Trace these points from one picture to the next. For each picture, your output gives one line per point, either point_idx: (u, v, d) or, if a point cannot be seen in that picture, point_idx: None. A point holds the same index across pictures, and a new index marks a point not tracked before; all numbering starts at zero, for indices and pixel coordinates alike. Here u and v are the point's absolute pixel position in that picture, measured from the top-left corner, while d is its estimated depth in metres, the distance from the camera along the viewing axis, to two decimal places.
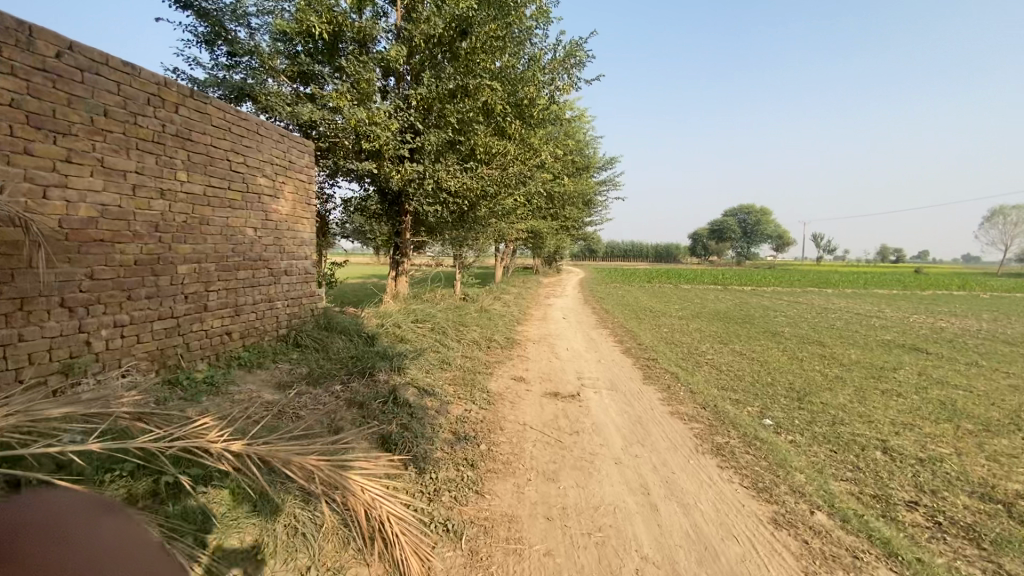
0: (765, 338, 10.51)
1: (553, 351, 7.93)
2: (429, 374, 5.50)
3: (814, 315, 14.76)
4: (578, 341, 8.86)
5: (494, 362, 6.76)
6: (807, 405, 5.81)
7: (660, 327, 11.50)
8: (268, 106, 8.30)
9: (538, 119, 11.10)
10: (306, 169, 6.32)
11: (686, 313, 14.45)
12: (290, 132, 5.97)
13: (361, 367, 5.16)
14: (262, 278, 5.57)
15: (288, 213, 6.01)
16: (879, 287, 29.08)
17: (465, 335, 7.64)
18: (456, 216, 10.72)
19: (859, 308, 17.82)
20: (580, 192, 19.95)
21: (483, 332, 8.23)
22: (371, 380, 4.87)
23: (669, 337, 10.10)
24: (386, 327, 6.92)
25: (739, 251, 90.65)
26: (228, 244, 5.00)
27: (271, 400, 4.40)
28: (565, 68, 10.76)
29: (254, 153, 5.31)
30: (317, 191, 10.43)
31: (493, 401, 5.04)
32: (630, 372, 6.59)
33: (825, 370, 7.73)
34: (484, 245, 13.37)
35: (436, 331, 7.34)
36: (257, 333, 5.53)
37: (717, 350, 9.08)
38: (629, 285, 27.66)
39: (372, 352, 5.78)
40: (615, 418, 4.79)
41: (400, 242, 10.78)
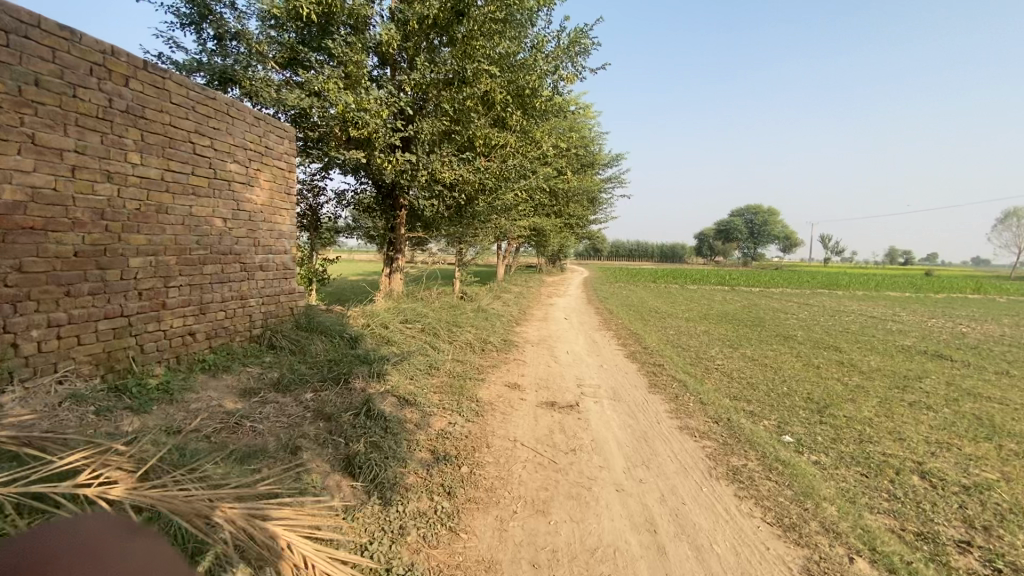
0: (778, 343, 9.96)
1: (553, 354, 7.44)
2: (414, 381, 5.02)
3: (827, 318, 14.15)
4: (580, 343, 8.36)
5: (487, 367, 6.27)
6: (829, 419, 5.29)
7: (666, 329, 10.97)
8: (253, 92, 7.84)
9: (541, 110, 10.57)
10: (285, 156, 5.84)
11: (693, 315, 13.89)
12: (266, 115, 5.50)
13: (336, 372, 4.68)
14: (232, 274, 5.09)
15: (264, 203, 5.53)
16: (890, 290, 28.40)
17: (458, 337, 7.16)
18: (453, 211, 10.23)
19: (873, 311, 17.19)
20: (584, 190, 19.39)
21: (479, 334, 7.73)
22: (346, 388, 4.39)
23: (676, 340, 9.58)
24: (372, 328, 6.45)
25: (746, 251, 89.74)
26: (191, 235, 4.53)
27: (231, 410, 3.93)
28: (570, 57, 10.22)
29: (224, 137, 4.84)
30: (307, 182, 10.15)
31: (483, 412, 4.56)
32: (634, 380, 6.08)
33: (844, 379, 7.19)
34: (483, 243, 12.87)
35: (427, 332, 6.87)
36: (227, 334, 5.06)
37: (727, 355, 8.55)
38: (633, 285, 27.08)
39: (353, 356, 5.31)
40: (617, 433, 4.29)
41: (395, 237, 10.28)
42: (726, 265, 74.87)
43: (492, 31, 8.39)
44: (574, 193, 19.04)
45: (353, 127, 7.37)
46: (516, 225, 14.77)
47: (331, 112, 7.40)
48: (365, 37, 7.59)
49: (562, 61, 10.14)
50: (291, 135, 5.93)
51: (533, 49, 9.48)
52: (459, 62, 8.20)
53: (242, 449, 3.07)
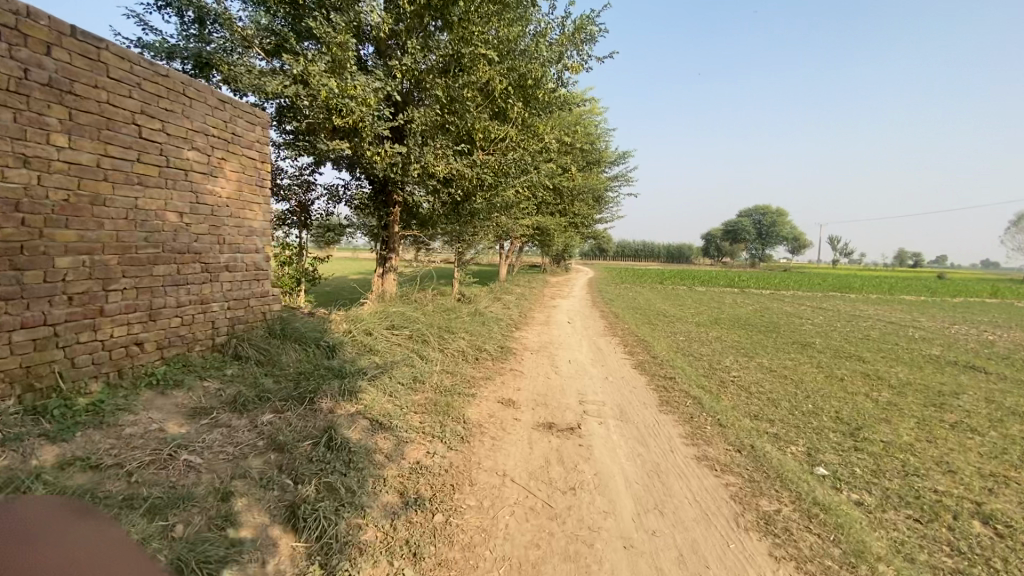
0: (796, 351, 9.30)
1: (553, 364, 6.83)
2: (394, 398, 4.42)
3: (845, 324, 13.44)
4: (583, 351, 7.75)
5: (480, 379, 5.67)
6: (865, 445, 4.64)
7: (675, 335, 10.33)
8: (233, 78, 7.28)
9: (543, 102, 9.96)
10: (255, 145, 5.27)
11: (703, 320, 13.22)
12: (231, 98, 4.93)
13: (302, 388, 4.09)
14: (190, 275, 4.52)
15: (230, 195, 4.95)
16: (903, 294, 27.64)
17: (450, 344, 6.56)
18: (449, 207, 9.62)
19: (890, 316, 16.47)
20: (590, 188, 18.75)
21: (474, 341, 7.12)
22: (311, 410, 3.80)
23: (686, 348, 8.94)
24: (354, 335, 5.85)
25: (753, 252, 88.77)
26: (137, 231, 3.96)
27: (172, 436, 3.34)
28: (575, 45, 9.60)
29: (178, 120, 4.28)
30: (296, 177, 9.60)
31: (468, 437, 3.95)
32: (643, 395, 5.48)
33: (874, 395, 6.53)
34: (483, 242, 12.27)
35: (415, 339, 6.26)
36: (183, 343, 4.48)
37: (743, 365, 7.90)
38: (640, 287, 26.40)
39: (326, 369, 4.71)
40: (625, 466, 3.67)
41: (388, 235, 9.68)
42: (734, 266, 73.97)
43: (490, 13, 7.78)
44: (579, 191, 18.40)
45: (337, 115, 6.78)
46: (518, 224, 14.15)
47: (314, 99, 6.77)
48: (351, 18, 7.01)
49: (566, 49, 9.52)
50: (263, 121, 5.35)
51: (535, 35, 8.86)
52: (454, 47, 7.60)
53: (163, 495, 2.47)
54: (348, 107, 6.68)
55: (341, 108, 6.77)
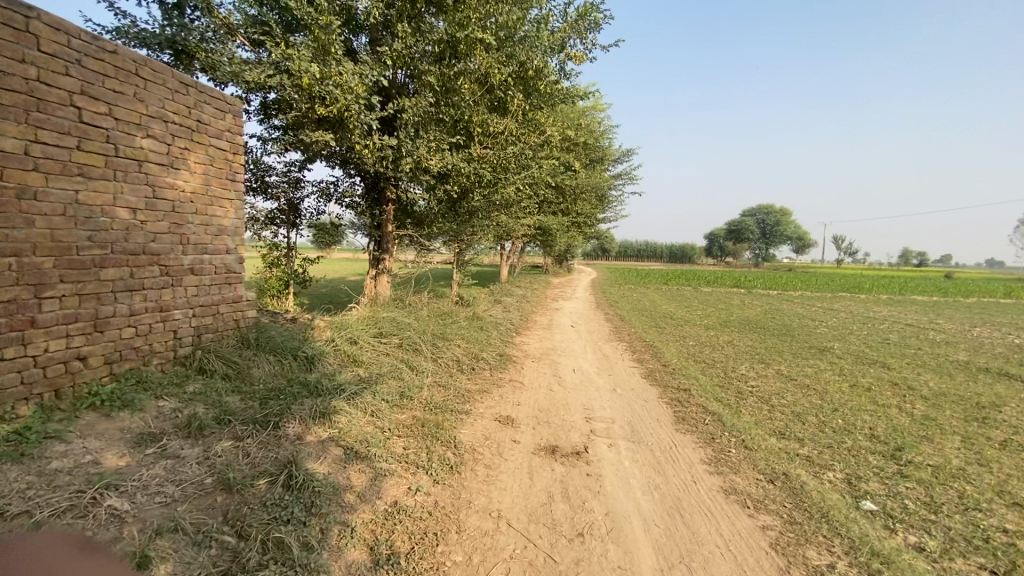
0: (814, 357, 8.74)
1: (556, 374, 6.28)
2: (375, 419, 3.88)
3: (861, 327, 12.87)
4: (588, 359, 7.21)
5: (476, 393, 5.12)
6: (911, 471, 4.10)
7: (685, 340, 9.78)
8: (210, 65, 6.75)
9: (544, 94, 9.43)
10: (222, 134, 4.74)
11: (712, 323, 12.65)
12: (195, 81, 4.41)
13: (268, 409, 3.56)
14: (147, 280, 4.00)
15: (194, 190, 4.43)
16: (912, 294, 27.01)
17: (444, 353, 6.02)
18: (445, 205, 9.09)
19: (905, 317, 15.88)
20: (593, 187, 18.19)
21: (471, 348, 6.58)
22: (275, 437, 3.26)
23: (698, 354, 8.38)
24: (337, 343, 5.31)
25: (757, 252, 87.99)
26: (78, 229, 3.44)
27: (105, 472, 2.79)
28: (578, 32, 9.06)
29: (130, 103, 3.77)
30: (285, 174, 9.15)
31: (458, 467, 3.41)
32: (657, 411, 4.93)
33: (908, 407, 5.98)
34: (483, 242, 11.72)
35: (405, 347, 5.73)
36: (138, 356, 3.95)
37: (760, 374, 7.34)
38: (643, 288, 25.82)
39: (301, 384, 4.18)
40: (642, 504, 3.13)
41: (382, 234, 9.16)
42: (738, 266, 73.21)
43: None
44: (582, 189, 17.82)
45: (321, 104, 6.24)
46: (519, 223, 13.58)
47: (296, 86, 6.22)
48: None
49: (569, 37, 8.98)
50: (232, 108, 4.83)
51: (536, 21, 8.32)
52: (449, 32, 7.08)
53: (65, 562, 1.94)
54: (332, 95, 6.13)
55: (325, 96, 6.22)
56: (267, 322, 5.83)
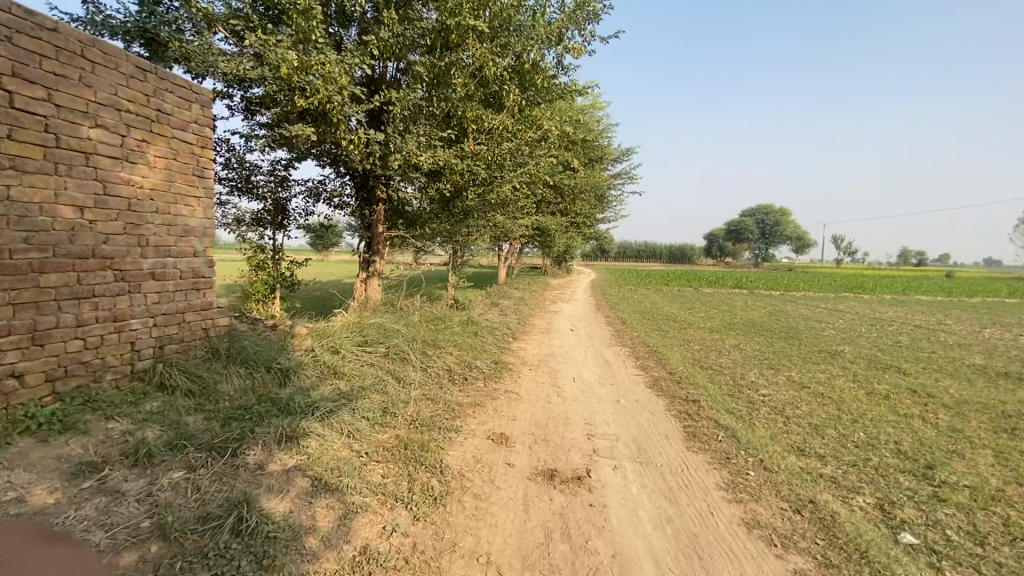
0: (826, 361, 8.35)
1: (555, 383, 5.86)
2: (352, 442, 3.46)
3: (870, 329, 12.49)
4: (589, 366, 6.80)
5: (468, 406, 4.71)
6: (949, 494, 3.69)
7: (690, 344, 9.38)
8: (185, 56, 6.32)
9: (541, 89, 9.04)
10: (186, 126, 4.33)
11: (716, 325, 12.24)
12: (154, 66, 4.01)
13: (229, 433, 3.14)
14: (97, 287, 3.59)
15: (153, 187, 4.01)
16: (915, 293, 26.72)
17: (434, 362, 5.60)
18: (437, 204, 8.68)
19: (913, 318, 15.49)
20: (592, 187, 17.80)
21: (464, 356, 6.17)
22: (233, 468, 2.84)
23: (704, 360, 7.98)
24: (317, 354, 4.89)
25: (756, 252, 87.64)
26: (10, 229, 3.03)
27: (25, 512, 2.37)
28: (577, 23, 8.66)
29: (74, 89, 3.37)
30: (272, 173, 8.74)
31: (443, 498, 2.99)
32: (665, 426, 4.52)
33: (932, 418, 5.57)
34: (479, 243, 11.31)
35: (392, 356, 5.31)
36: (87, 372, 3.53)
37: (771, 381, 6.94)
38: (643, 289, 25.43)
39: (271, 401, 3.76)
40: (655, 543, 2.71)
41: (372, 235, 8.74)
42: (738, 266, 72.94)
43: None
44: (581, 189, 17.43)
45: (301, 96, 5.80)
46: (517, 224, 13.18)
47: (275, 76, 5.82)
48: None
49: (567, 28, 8.59)
50: (198, 97, 4.43)
51: (532, 11, 7.92)
52: (439, 20, 6.67)
53: None
54: (312, 85, 5.68)
55: (304, 87, 5.77)
56: (244, 330, 5.40)
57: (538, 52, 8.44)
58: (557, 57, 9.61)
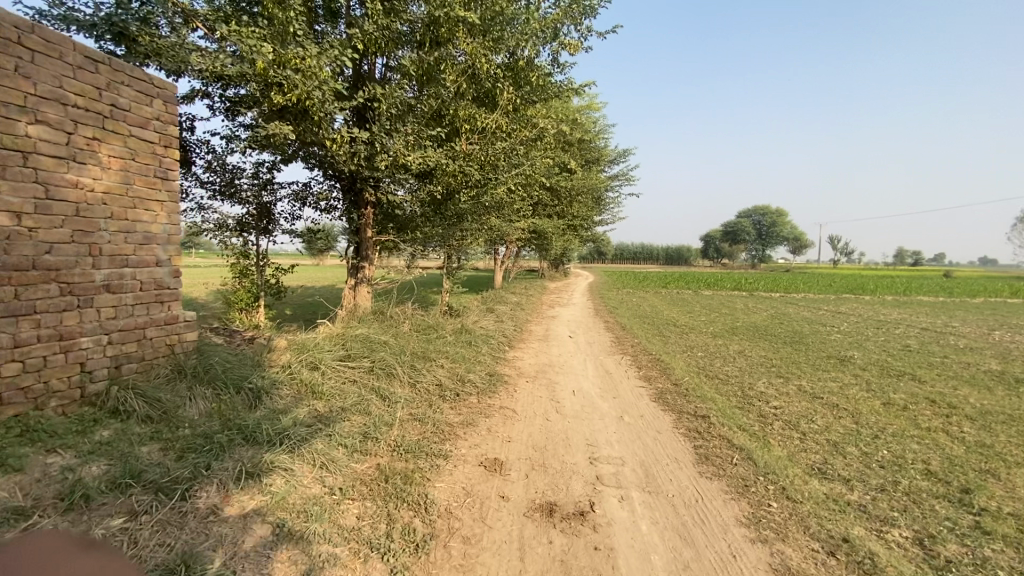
0: (836, 369, 7.99)
1: (553, 397, 5.47)
2: (324, 476, 3.07)
3: (877, 332, 12.16)
4: (589, 377, 6.41)
5: (459, 427, 4.31)
6: (993, 524, 3.32)
7: (693, 351, 9.00)
8: (156, 51, 5.91)
9: (535, 86, 8.69)
10: (145, 123, 3.93)
11: (719, 330, 11.87)
12: (107, 56, 3.62)
13: (181, 469, 2.74)
14: (39, 302, 3.18)
15: (106, 190, 3.61)
16: (915, 294, 26.48)
17: (423, 376, 5.20)
18: (429, 206, 8.29)
19: (918, 320, 15.16)
20: (589, 189, 17.44)
21: (455, 369, 5.77)
22: (182, 513, 2.45)
23: (709, 368, 7.61)
24: (293, 370, 4.48)
25: (753, 253, 87.48)
26: None
27: None
28: (573, 18, 8.31)
29: (9, 80, 2.98)
30: (255, 176, 8.35)
31: (427, 544, 2.60)
32: (674, 448, 4.13)
33: (957, 432, 5.21)
34: (473, 247, 10.91)
35: (377, 370, 4.91)
36: (27, 399, 3.12)
37: (781, 392, 6.57)
38: (642, 292, 25.07)
39: (234, 427, 3.35)
40: None
41: (360, 240, 8.34)
42: (735, 268, 72.82)
43: None
44: (578, 191, 17.06)
45: (278, 92, 5.40)
46: (513, 227, 12.79)
47: (251, 71, 5.43)
48: None
49: (562, 24, 8.24)
50: (159, 91, 4.04)
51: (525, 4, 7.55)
52: (427, 13, 6.30)
53: None
54: (289, 81, 5.28)
55: (281, 83, 5.37)
56: (216, 345, 4.99)
57: (532, 48, 8.09)
58: (552, 54, 9.26)
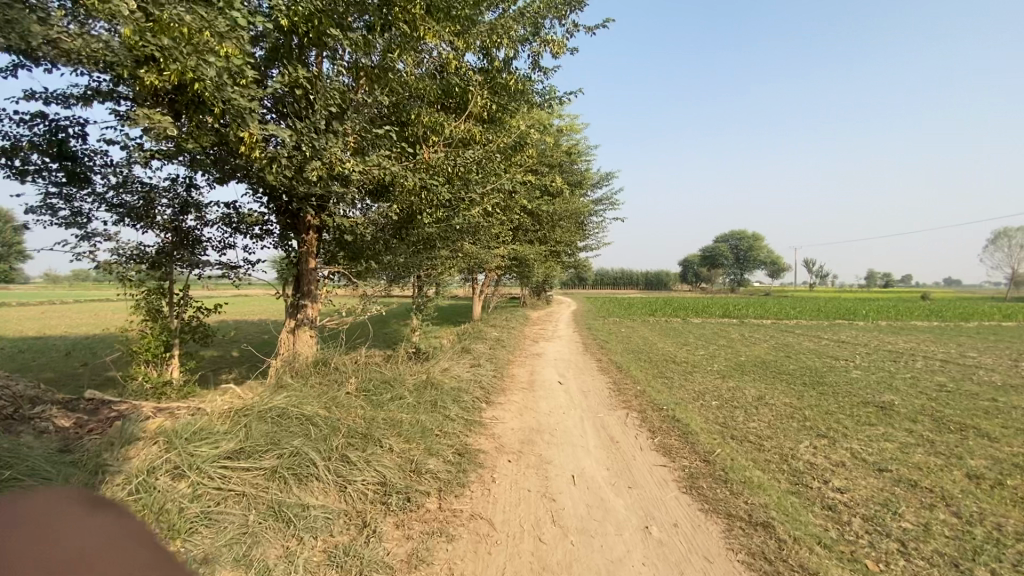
0: (884, 421, 6.60)
1: (545, 492, 3.90)
2: None
3: (897, 367, 10.94)
4: (593, 450, 4.88)
5: (401, 573, 2.73)
6: None
7: (707, 399, 7.55)
8: None
9: (512, 90, 7.35)
10: None
11: (725, 368, 10.45)
12: None
13: (100, 509, 2.61)
14: None
15: None
16: (910, 318, 25.73)
17: (359, 472, 3.61)
18: (387, 230, 6.79)
19: (931, 349, 14.03)
20: (572, 212, 16.13)
21: (409, 452, 4.16)
22: (122, 525, 2.55)
23: (736, 426, 6.15)
24: (140, 477, 2.91)
25: (733, 277, 88.04)
26: None
27: None
28: (557, 10, 7.08)
29: None
30: (172, 195, 6.78)
31: None
32: None
33: None
34: (443, 277, 9.38)
35: (284, 473, 3.31)
36: None
37: (835, 460, 5.14)
38: (629, 321, 23.76)
39: (126, 526, 2.57)
40: None
41: (305, 273, 6.81)
42: (716, 292, 72.71)
43: None
44: (560, 215, 15.75)
45: (154, 70, 3.83)
46: (490, 254, 11.31)
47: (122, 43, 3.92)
48: None
49: (544, 16, 6.98)
50: None
51: None
52: None
53: None
54: (161, 52, 3.68)
55: (154, 57, 3.80)
56: (33, 443, 3.26)
57: (508, 44, 6.78)
58: (531, 55, 7.98)
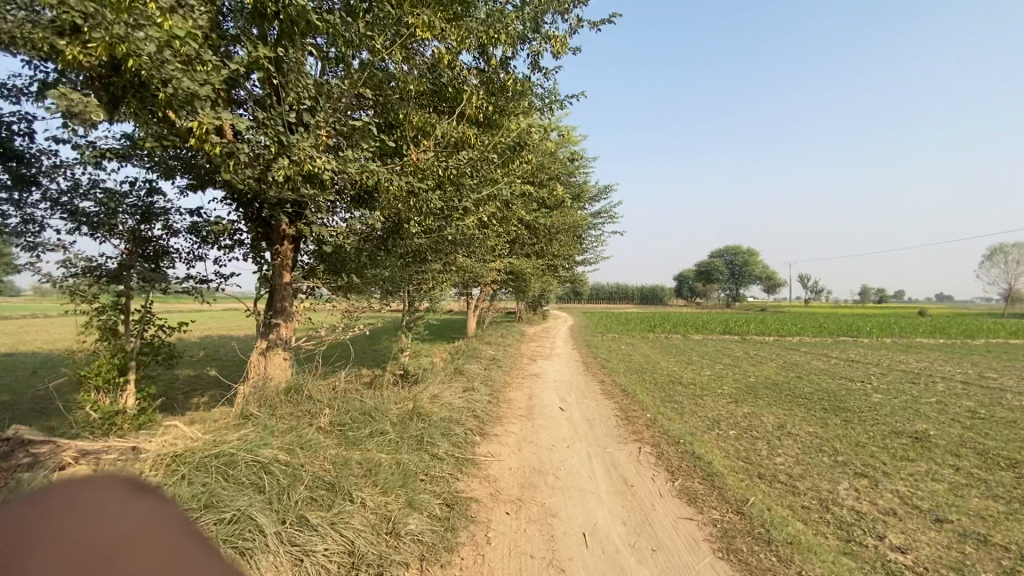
0: (924, 456, 5.91)
1: (552, 559, 3.18)
2: None
3: (919, 389, 10.27)
4: (605, 497, 4.16)
5: None
6: None
7: (724, 428, 6.85)
8: None
9: (509, 90, 6.74)
10: None
11: (736, 391, 9.77)
12: None
13: (149, 493, 2.73)
14: None
15: None
16: (914, 334, 25.25)
17: (321, 539, 2.88)
18: (371, 241, 6.12)
19: (947, 369, 13.37)
20: (571, 224, 15.53)
21: (386, 506, 3.45)
22: (165, 509, 2.64)
23: (762, 463, 5.45)
24: (161, 493, 2.77)
25: (729, 292, 87.72)
26: None
27: None
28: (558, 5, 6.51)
29: None
30: (133, 200, 6.10)
31: None
32: None
33: None
34: (433, 293, 8.68)
35: (221, 542, 2.58)
36: None
37: (884, 508, 4.44)
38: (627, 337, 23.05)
39: (170, 509, 2.66)
40: None
41: (277, 286, 6.08)
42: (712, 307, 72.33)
43: None
44: (558, 228, 15.14)
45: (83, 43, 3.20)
46: (485, 268, 10.65)
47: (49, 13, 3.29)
48: None
49: (544, 10, 6.40)
50: None
51: None
52: None
53: None
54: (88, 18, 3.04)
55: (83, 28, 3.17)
56: None
57: (506, 40, 6.20)
58: (530, 55, 7.40)
